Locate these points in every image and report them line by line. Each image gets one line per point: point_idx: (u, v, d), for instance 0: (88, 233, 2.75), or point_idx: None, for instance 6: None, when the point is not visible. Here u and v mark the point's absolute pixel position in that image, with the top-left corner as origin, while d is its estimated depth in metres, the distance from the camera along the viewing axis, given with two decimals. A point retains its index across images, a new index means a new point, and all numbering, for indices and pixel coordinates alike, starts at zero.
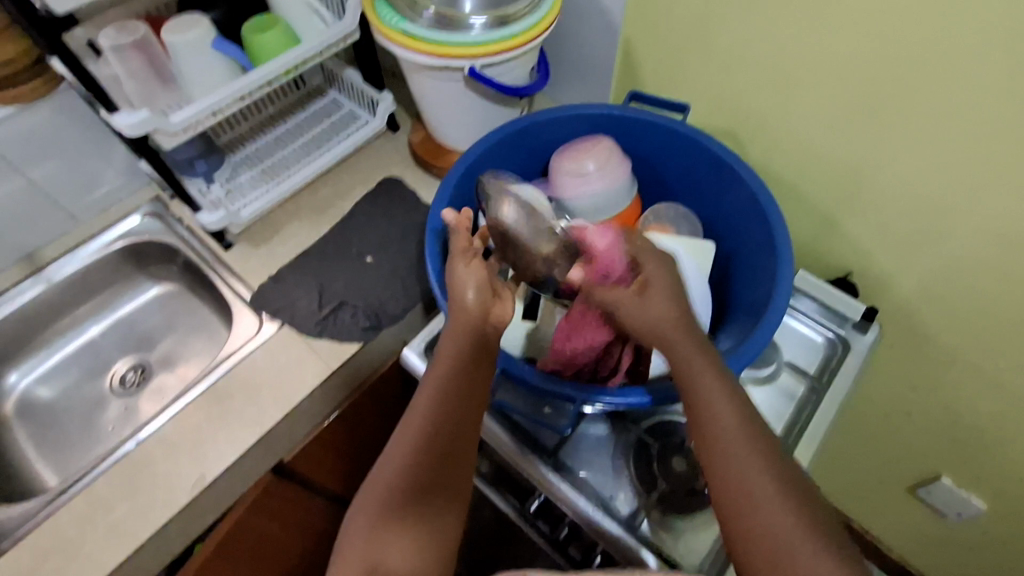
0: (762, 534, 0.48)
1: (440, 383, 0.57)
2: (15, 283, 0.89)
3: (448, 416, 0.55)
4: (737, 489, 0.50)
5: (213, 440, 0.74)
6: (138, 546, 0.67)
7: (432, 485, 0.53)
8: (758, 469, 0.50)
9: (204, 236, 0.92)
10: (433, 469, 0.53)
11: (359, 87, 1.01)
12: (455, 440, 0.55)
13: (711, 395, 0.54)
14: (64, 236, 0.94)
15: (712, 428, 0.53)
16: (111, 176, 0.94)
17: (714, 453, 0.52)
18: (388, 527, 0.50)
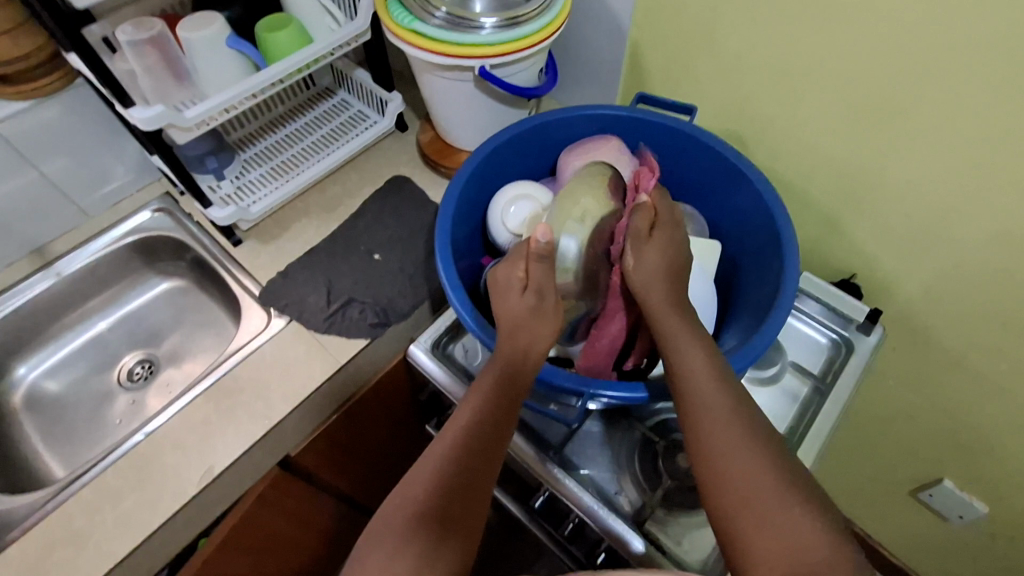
0: (745, 482, 0.49)
1: (471, 417, 0.58)
2: (24, 277, 0.89)
3: (478, 445, 0.56)
4: (722, 442, 0.51)
5: (222, 434, 0.74)
6: (146, 537, 0.68)
7: (458, 514, 0.52)
8: (743, 427, 0.52)
9: (214, 232, 0.93)
10: (460, 497, 0.53)
11: (368, 86, 1.02)
12: (484, 471, 0.55)
13: (698, 361, 0.56)
14: (75, 230, 0.95)
15: (697, 396, 0.54)
16: (121, 172, 0.95)
17: (699, 417, 0.53)
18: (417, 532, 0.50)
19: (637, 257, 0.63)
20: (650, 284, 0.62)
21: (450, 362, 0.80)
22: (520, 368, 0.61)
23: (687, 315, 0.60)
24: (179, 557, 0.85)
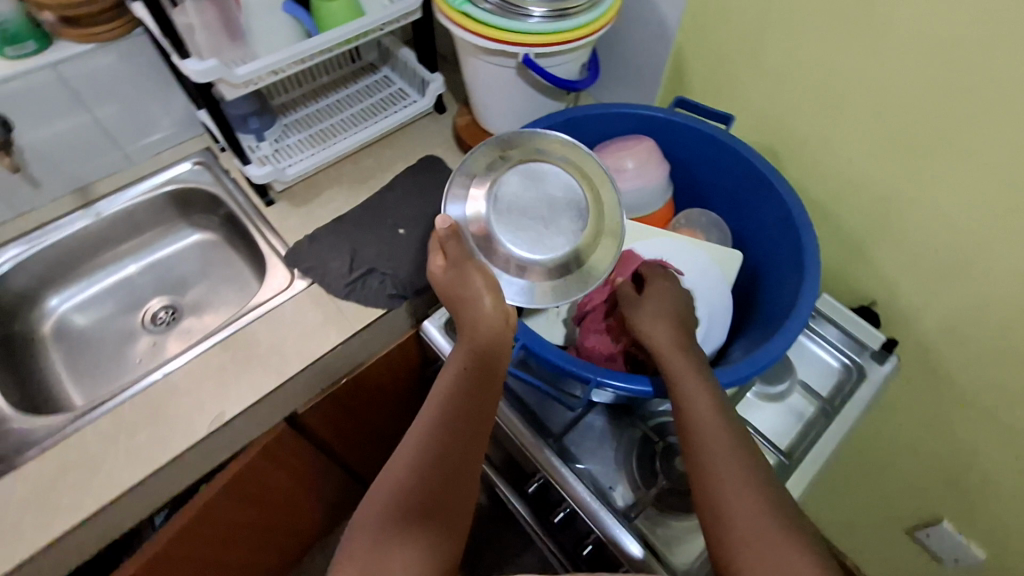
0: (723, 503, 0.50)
1: (445, 406, 0.58)
2: (64, 214, 0.93)
3: (450, 440, 0.57)
4: (705, 471, 0.52)
5: (235, 384, 0.77)
6: (154, 471, 0.70)
7: (440, 505, 0.54)
8: (730, 450, 0.53)
9: (249, 191, 0.96)
10: (441, 487, 0.55)
11: (412, 65, 1.04)
12: (465, 459, 0.57)
13: (693, 390, 0.56)
14: (117, 174, 0.98)
15: (692, 414, 0.55)
16: (167, 123, 0.98)
17: (692, 439, 0.54)
18: (392, 536, 0.51)
19: (635, 313, 0.63)
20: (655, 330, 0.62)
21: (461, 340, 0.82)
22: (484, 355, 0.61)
23: (688, 353, 0.59)
24: (181, 498, 0.88)
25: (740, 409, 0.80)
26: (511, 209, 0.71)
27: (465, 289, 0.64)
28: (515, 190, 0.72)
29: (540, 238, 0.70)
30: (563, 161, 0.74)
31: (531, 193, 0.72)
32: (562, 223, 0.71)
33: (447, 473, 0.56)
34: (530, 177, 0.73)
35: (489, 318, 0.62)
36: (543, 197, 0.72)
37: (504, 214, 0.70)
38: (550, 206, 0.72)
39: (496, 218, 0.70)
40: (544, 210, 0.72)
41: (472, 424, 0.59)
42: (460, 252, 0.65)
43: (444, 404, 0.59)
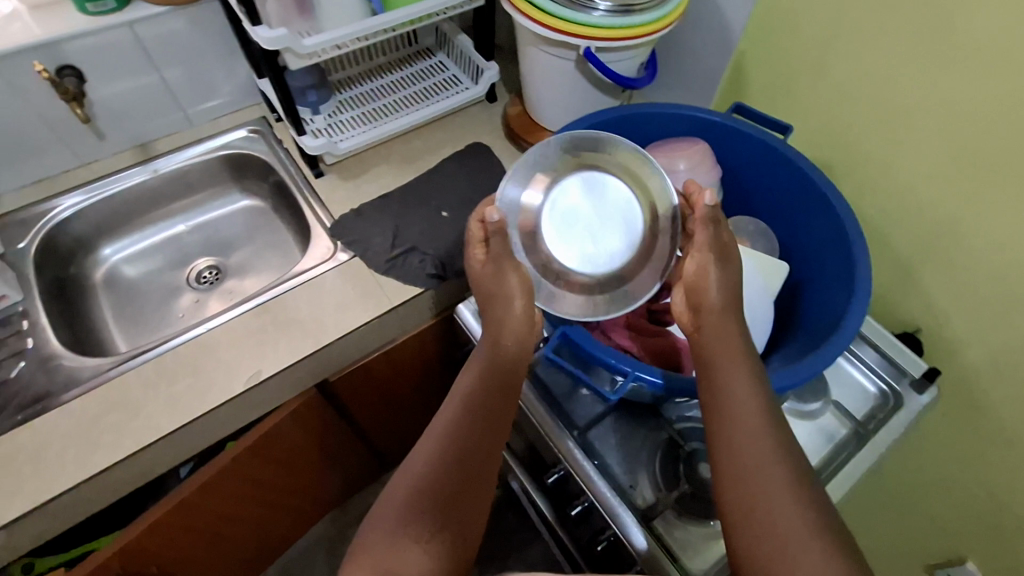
0: (753, 495, 0.50)
1: (471, 400, 0.60)
2: (125, 168, 0.96)
3: (471, 435, 0.58)
4: (743, 473, 0.51)
5: (274, 345, 0.79)
6: (191, 419, 0.73)
7: (460, 497, 0.54)
8: (768, 446, 0.52)
9: (300, 161, 0.98)
10: (458, 482, 0.55)
11: (469, 52, 1.05)
12: (489, 452, 0.58)
13: (736, 387, 0.56)
14: (177, 134, 1.01)
15: (732, 413, 0.55)
16: (229, 89, 1.01)
17: (728, 442, 0.54)
18: (409, 525, 0.51)
19: (696, 284, 0.64)
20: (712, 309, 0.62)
21: None
22: (506, 357, 0.63)
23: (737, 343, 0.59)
24: (209, 452, 0.91)
25: None
26: (563, 211, 0.73)
27: (495, 291, 0.66)
28: (573, 188, 0.73)
29: (586, 255, 0.72)
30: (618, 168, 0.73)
31: (588, 198, 0.73)
32: (607, 237, 0.73)
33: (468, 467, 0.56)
34: (593, 181, 0.73)
35: (516, 321, 0.65)
36: (600, 206, 0.73)
37: (554, 215, 0.73)
38: (603, 219, 0.73)
39: (546, 214, 0.72)
40: (595, 219, 0.73)
41: (495, 418, 0.60)
42: (506, 249, 0.65)
43: (466, 400, 0.60)
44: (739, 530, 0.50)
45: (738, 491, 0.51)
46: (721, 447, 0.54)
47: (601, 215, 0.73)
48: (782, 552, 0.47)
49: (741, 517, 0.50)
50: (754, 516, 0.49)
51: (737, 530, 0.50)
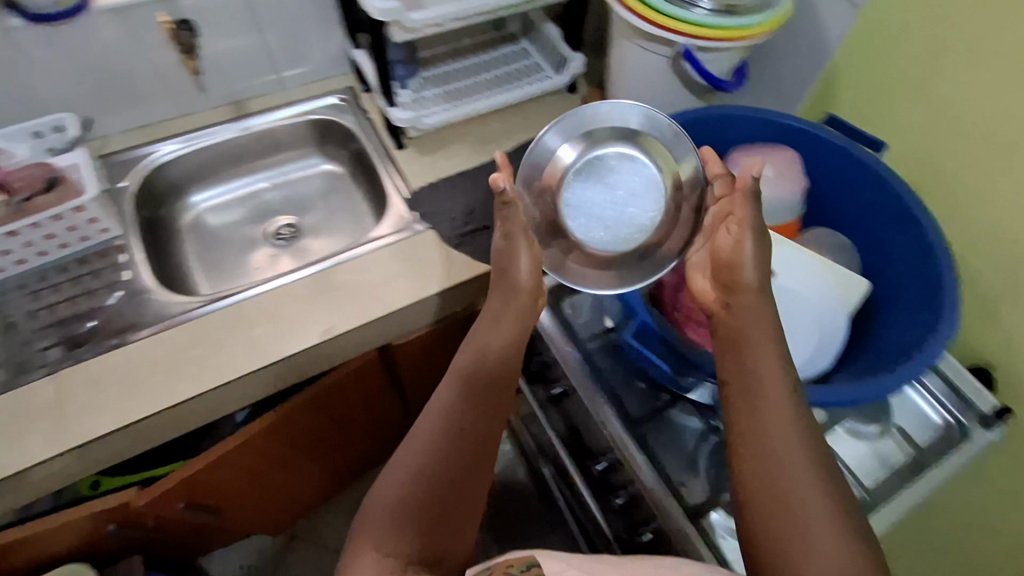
0: (780, 480, 0.50)
1: (472, 376, 0.62)
2: (220, 122, 1.01)
3: (468, 414, 0.59)
4: (763, 464, 0.51)
5: (349, 305, 0.82)
6: (269, 366, 0.76)
7: (461, 476, 0.56)
8: (794, 441, 0.51)
9: (383, 132, 1.01)
10: (458, 463, 0.56)
11: (554, 41, 1.07)
12: (491, 425, 0.60)
13: (766, 373, 0.55)
14: (269, 95, 1.05)
15: (756, 404, 0.54)
16: (322, 56, 1.04)
17: (748, 432, 0.53)
18: (408, 510, 0.52)
19: (734, 258, 0.63)
20: (742, 290, 0.62)
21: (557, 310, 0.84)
22: (503, 334, 0.66)
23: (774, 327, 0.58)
24: (269, 400, 0.95)
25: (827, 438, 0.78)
26: (592, 176, 0.77)
27: (507, 266, 0.68)
28: (608, 156, 0.77)
29: (608, 232, 0.76)
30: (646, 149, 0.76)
31: (620, 171, 0.77)
32: (631, 212, 0.76)
33: (470, 447, 0.57)
34: (627, 156, 0.76)
35: (517, 305, 0.68)
36: (627, 180, 0.77)
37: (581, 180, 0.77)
38: (629, 194, 0.76)
39: (577, 175, 0.77)
40: (620, 191, 0.77)
41: (496, 393, 0.62)
42: (521, 220, 0.67)
43: (463, 380, 0.61)
44: (759, 514, 0.49)
45: (755, 481, 0.51)
46: (749, 430, 0.53)
47: (629, 190, 0.76)
48: (796, 539, 0.47)
49: (763, 499, 0.49)
50: (781, 501, 0.49)
51: (746, 518, 0.50)
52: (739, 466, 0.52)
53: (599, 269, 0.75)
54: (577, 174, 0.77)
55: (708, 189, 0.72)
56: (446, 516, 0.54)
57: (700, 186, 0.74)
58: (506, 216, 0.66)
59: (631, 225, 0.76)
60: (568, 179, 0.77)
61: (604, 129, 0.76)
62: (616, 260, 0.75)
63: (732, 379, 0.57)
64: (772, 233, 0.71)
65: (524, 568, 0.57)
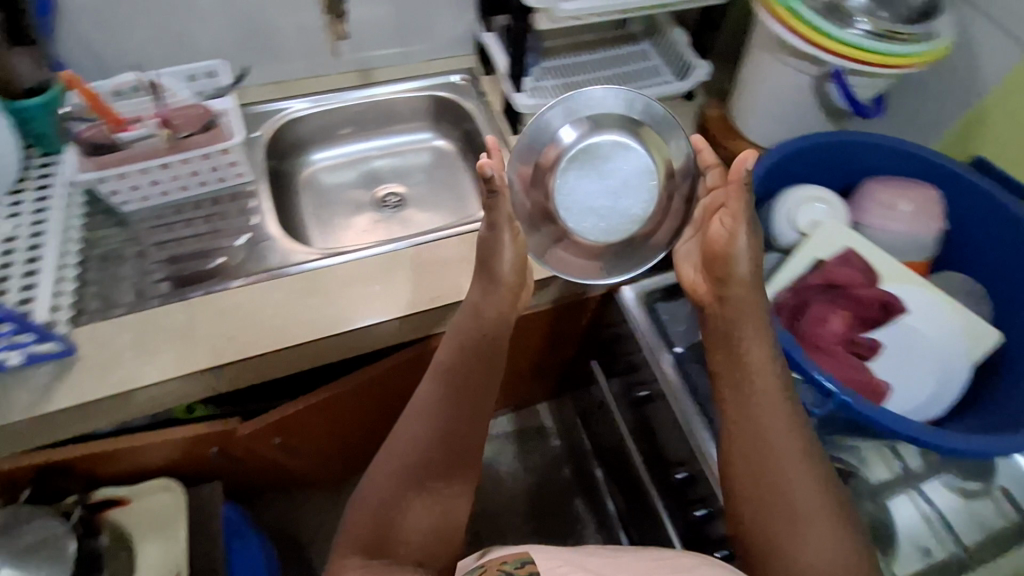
0: (766, 461, 0.61)
1: (450, 373, 0.68)
2: (348, 87, 1.05)
3: (446, 406, 0.66)
4: (754, 469, 0.61)
5: (458, 281, 0.83)
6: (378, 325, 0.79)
7: (442, 460, 0.64)
8: (793, 448, 0.60)
9: (500, 117, 1.03)
10: (437, 448, 0.65)
11: (680, 47, 1.05)
12: (464, 417, 0.67)
13: (751, 395, 0.63)
14: (394, 66, 1.08)
15: (749, 417, 0.62)
16: (451, 35, 1.06)
17: (738, 441, 0.63)
18: (397, 491, 0.62)
19: (727, 245, 0.66)
20: (736, 288, 0.67)
21: (653, 316, 0.86)
22: (485, 323, 0.71)
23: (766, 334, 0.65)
24: (355, 359, 0.97)
25: (924, 487, 0.75)
26: (588, 160, 0.78)
27: (489, 264, 0.71)
28: (601, 143, 0.78)
29: (602, 221, 0.78)
30: (638, 138, 0.78)
31: (613, 157, 0.78)
32: (624, 200, 0.78)
33: (452, 432, 0.66)
34: (620, 143, 0.78)
35: (498, 297, 0.71)
36: (619, 168, 0.79)
37: (578, 163, 0.78)
38: (622, 181, 0.78)
39: (573, 158, 0.78)
40: (614, 178, 0.79)
41: (471, 388, 0.68)
42: (507, 212, 0.67)
43: (443, 374, 0.68)
44: (747, 488, 0.61)
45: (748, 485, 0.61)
46: (738, 419, 0.63)
47: (620, 178, 0.78)
48: (781, 539, 0.58)
49: (752, 475, 0.61)
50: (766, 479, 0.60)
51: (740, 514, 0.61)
52: (730, 447, 0.63)
53: (594, 255, 0.79)
54: (570, 157, 0.78)
55: (699, 180, 0.76)
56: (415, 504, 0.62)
57: (691, 174, 0.77)
58: (492, 207, 0.66)
59: (624, 214, 0.78)
60: (562, 161, 0.78)
61: (597, 117, 0.77)
62: (608, 246, 0.79)
63: (723, 374, 0.66)
64: (906, 270, 0.70)
65: (517, 565, 0.54)
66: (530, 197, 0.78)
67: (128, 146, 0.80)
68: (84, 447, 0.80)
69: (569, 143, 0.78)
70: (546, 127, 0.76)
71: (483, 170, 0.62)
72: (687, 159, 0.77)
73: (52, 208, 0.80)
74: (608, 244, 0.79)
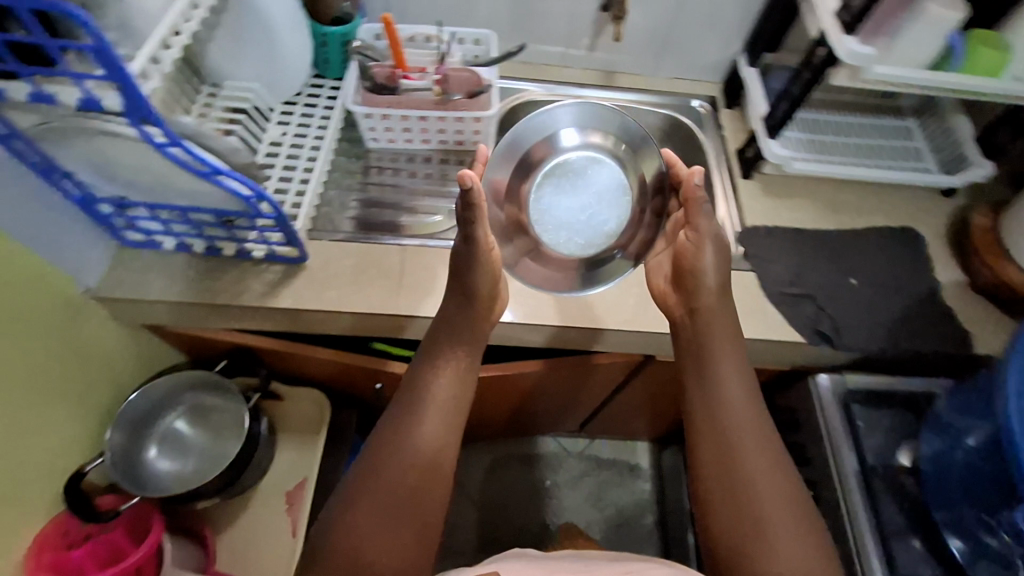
0: (741, 496, 0.63)
1: (416, 379, 0.70)
2: (588, 84, 1.04)
3: (419, 403, 0.68)
4: (737, 516, 0.63)
5: (652, 315, 0.81)
6: (569, 326, 0.79)
7: (417, 450, 0.65)
8: (771, 490, 0.63)
9: (732, 156, 0.98)
10: (410, 438, 0.65)
11: (960, 138, 0.92)
12: (432, 424, 0.67)
13: (727, 440, 0.66)
14: (637, 75, 1.06)
15: (729, 462, 0.65)
16: (706, 60, 1.02)
17: (716, 488, 0.65)
18: (371, 476, 0.64)
19: (695, 259, 0.71)
20: (707, 305, 0.72)
21: (846, 417, 0.80)
22: (462, 322, 0.71)
23: (735, 351, 0.71)
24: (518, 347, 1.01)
25: None
26: (566, 175, 0.83)
27: (464, 277, 0.70)
28: (581, 158, 0.82)
29: (576, 234, 0.83)
30: (613, 154, 0.82)
31: (591, 174, 0.83)
32: (598, 215, 0.83)
33: (429, 426, 0.67)
34: (600, 162, 0.83)
35: (478, 299, 0.71)
36: (595, 185, 0.83)
37: (559, 176, 0.83)
38: (596, 197, 0.83)
39: (553, 172, 0.83)
40: (587, 194, 0.84)
41: (439, 395, 0.69)
42: (481, 232, 0.67)
43: (421, 373, 0.70)
44: (730, 536, 0.63)
45: (731, 534, 0.62)
46: (708, 453, 0.67)
47: (595, 195, 0.83)
48: None
49: (726, 512, 0.64)
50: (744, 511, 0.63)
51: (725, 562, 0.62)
52: (706, 491, 0.66)
53: (574, 267, 0.83)
54: (549, 170, 0.83)
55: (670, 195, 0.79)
56: (388, 514, 0.62)
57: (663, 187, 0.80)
58: (466, 220, 0.66)
59: (599, 230, 0.83)
60: (540, 173, 0.83)
61: (573, 132, 0.81)
62: (584, 260, 0.83)
63: (701, 419, 0.69)
64: None
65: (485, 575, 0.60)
66: (504, 209, 0.81)
67: (403, 93, 0.86)
68: (266, 340, 0.87)
69: (551, 159, 0.82)
70: (532, 138, 0.80)
71: (462, 182, 0.61)
72: (658, 175, 0.79)
73: (317, 128, 0.89)
74: (586, 256, 0.83)
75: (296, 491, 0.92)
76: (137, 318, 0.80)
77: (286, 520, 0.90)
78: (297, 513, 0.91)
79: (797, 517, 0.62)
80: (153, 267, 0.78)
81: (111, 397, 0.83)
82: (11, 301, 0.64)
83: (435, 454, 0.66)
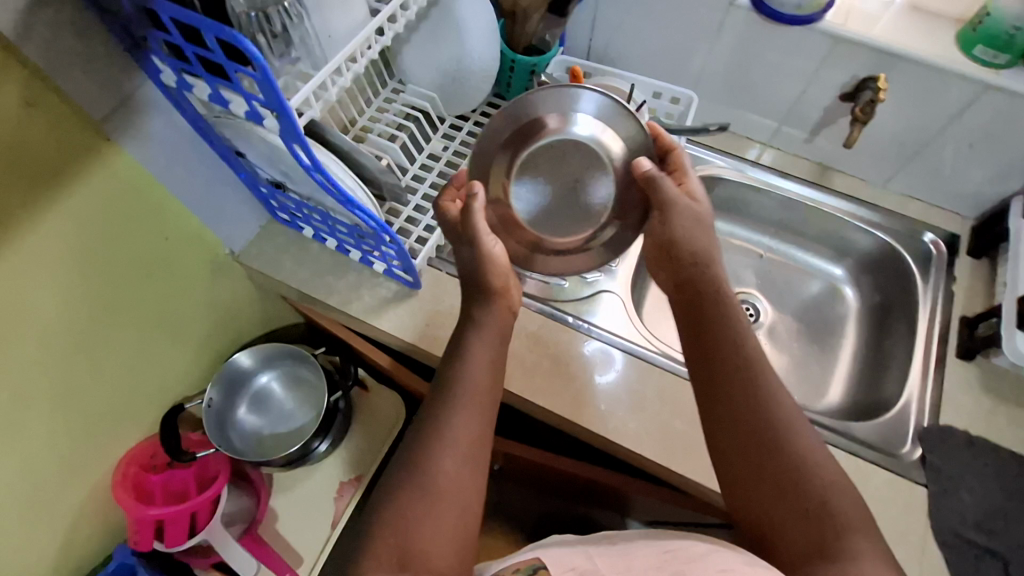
0: (793, 490, 0.49)
1: (444, 362, 0.59)
2: (794, 175, 0.87)
3: (444, 370, 0.58)
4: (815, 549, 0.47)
5: None
6: (662, 466, 0.67)
7: (456, 412, 0.54)
8: (845, 506, 0.48)
9: (955, 321, 0.75)
10: (443, 402, 0.55)
11: None
12: (468, 392, 0.55)
13: (774, 448, 0.51)
14: (858, 181, 0.86)
15: (795, 483, 0.49)
16: (961, 190, 0.79)
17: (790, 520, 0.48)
18: (415, 451, 0.52)
19: (666, 227, 0.62)
20: (694, 275, 0.61)
21: None
22: (492, 273, 0.62)
23: (737, 316, 0.59)
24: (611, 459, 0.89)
25: None
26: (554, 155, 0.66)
27: (480, 273, 0.62)
28: (572, 135, 0.65)
29: (557, 216, 0.69)
30: (610, 136, 0.65)
31: (582, 156, 0.66)
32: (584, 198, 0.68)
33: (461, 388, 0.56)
34: (592, 140, 0.65)
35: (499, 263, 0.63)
36: (585, 165, 0.67)
37: (545, 155, 0.67)
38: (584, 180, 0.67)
39: (538, 147, 0.66)
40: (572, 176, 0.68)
41: (474, 367, 0.57)
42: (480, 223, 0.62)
43: (452, 352, 0.60)
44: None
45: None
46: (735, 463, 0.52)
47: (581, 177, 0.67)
48: None
49: (775, 533, 0.49)
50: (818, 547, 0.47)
51: None
52: (774, 529, 0.49)
53: (550, 254, 0.70)
54: (533, 147, 0.66)
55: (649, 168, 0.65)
56: (437, 501, 0.49)
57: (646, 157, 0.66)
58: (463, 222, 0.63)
59: (589, 217, 0.68)
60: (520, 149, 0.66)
61: (570, 104, 0.64)
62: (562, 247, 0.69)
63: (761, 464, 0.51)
64: None
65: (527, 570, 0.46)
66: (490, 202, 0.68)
67: None
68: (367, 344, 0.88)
69: (537, 135, 0.65)
70: (521, 113, 0.64)
71: (469, 189, 0.61)
72: (638, 144, 0.65)
73: None
74: (567, 244, 0.69)
75: (348, 484, 0.93)
76: (266, 285, 0.85)
77: (330, 508, 0.92)
78: (342, 507, 0.92)
79: (880, 546, 0.46)
80: (290, 247, 0.81)
81: (229, 343, 0.90)
82: (165, 251, 0.70)
83: (473, 430, 0.54)
